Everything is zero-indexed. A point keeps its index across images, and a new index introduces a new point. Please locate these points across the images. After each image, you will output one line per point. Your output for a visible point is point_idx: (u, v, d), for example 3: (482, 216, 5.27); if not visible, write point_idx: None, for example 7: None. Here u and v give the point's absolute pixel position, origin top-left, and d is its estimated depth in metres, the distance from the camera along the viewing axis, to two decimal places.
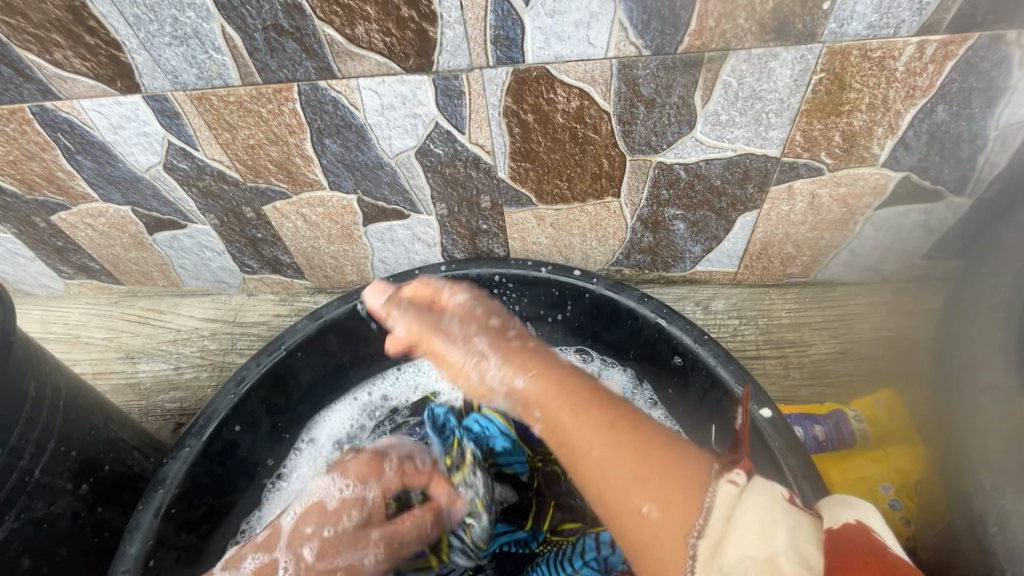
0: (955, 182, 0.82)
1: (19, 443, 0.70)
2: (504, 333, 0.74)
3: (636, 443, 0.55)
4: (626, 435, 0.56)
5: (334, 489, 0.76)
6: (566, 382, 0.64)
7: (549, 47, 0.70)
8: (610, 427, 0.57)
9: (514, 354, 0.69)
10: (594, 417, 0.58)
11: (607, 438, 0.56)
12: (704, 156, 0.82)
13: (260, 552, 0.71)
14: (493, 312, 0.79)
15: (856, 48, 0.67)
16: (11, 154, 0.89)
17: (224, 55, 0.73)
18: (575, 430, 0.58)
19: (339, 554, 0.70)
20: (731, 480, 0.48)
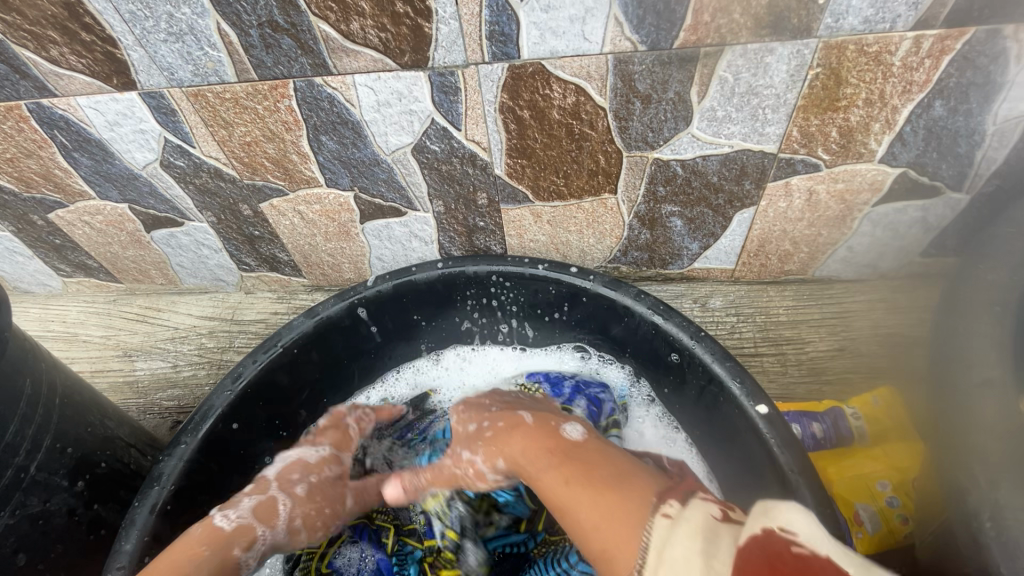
0: (953, 178, 0.82)
1: (15, 439, 0.70)
2: (469, 429, 0.70)
3: (589, 488, 0.53)
4: (582, 481, 0.54)
5: (313, 449, 0.83)
6: (539, 448, 0.60)
7: (544, 43, 0.70)
8: (566, 481, 0.55)
9: (491, 446, 0.65)
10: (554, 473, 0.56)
11: (567, 491, 0.54)
12: (701, 152, 0.82)
13: (253, 494, 0.74)
14: (475, 409, 0.74)
15: (852, 43, 0.67)
16: (8, 151, 0.89)
17: (219, 51, 0.73)
18: (547, 486, 0.57)
19: (323, 498, 0.77)
20: (665, 514, 0.46)
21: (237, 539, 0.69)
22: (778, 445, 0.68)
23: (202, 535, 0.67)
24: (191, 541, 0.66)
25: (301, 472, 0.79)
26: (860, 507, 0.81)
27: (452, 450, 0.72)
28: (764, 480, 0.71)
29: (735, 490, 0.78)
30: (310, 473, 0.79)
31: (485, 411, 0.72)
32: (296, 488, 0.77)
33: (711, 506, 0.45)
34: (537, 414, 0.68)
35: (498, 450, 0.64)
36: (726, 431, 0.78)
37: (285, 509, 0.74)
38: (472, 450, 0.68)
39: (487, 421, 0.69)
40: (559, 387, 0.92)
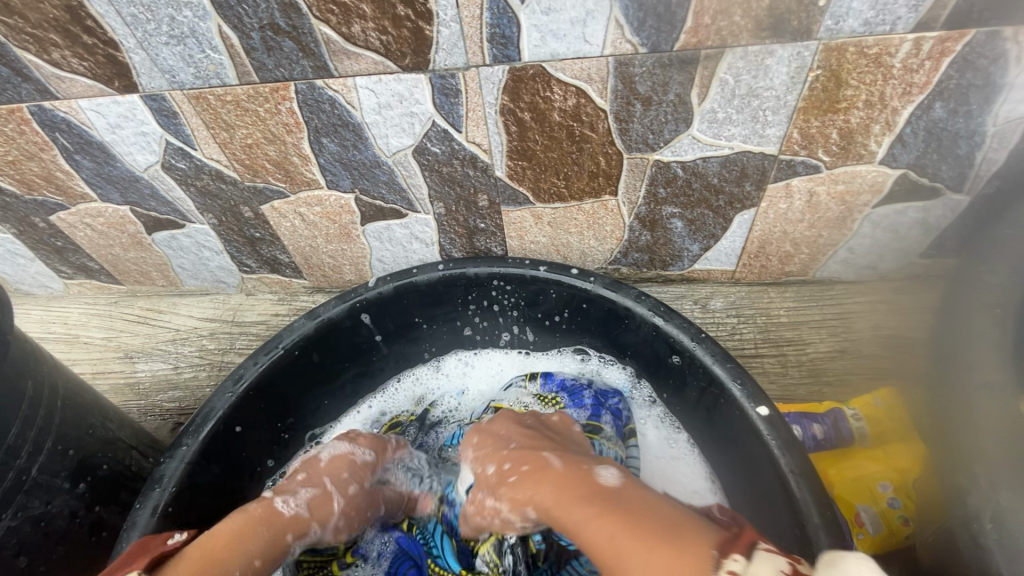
0: (954, 179, 0.82)
1: (17, 441, 0.70)
2: (488, 471, 0.67)
3: (637, 539, 0.47)
4: (629, 531, 0.49)
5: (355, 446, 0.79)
6: (574, 496, 0.55)
7: (545, 45, 0.70)
8: (610, 531, 0.49)
9: (518, 493, 0.61)
10: (598, 522, 0.50)
11: (612, 541, 0.49)
12: (701, 153, 0.82)
13: (308, 486, 0.73)
14: (493, 442, 0.71)
15: (852, 45, 0.67)
16: (10, 153, 0.89)
17: (221, 54, 0.73)
18: (587, 539, 0.51)
19: (365, 497, 0.76)
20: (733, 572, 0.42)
21: (290, 527, 0.67)
22: (779, 447, 0.68)
23: (262, 517, 0.66)
24: (252, 519, 0.65)
25: (348, 471, 0.76)
26: (861, 509, 0.81)
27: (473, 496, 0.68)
28: (764, 482, 0.71)
29: (735, 492, 0.79)
30: (361, 475, 0.76)
31: (503, 449, 0.68)
32: (348, 489, 0.74)
33: (779, 560, 0.42)
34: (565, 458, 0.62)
35: (525, 498, 0.60)
36: (726, 434, 0.78)
37: (338, 504, 0.73)
38: (497, 499, 0.64)
39: (508, 460, 0.66)
40: (579, 398, 0.89)
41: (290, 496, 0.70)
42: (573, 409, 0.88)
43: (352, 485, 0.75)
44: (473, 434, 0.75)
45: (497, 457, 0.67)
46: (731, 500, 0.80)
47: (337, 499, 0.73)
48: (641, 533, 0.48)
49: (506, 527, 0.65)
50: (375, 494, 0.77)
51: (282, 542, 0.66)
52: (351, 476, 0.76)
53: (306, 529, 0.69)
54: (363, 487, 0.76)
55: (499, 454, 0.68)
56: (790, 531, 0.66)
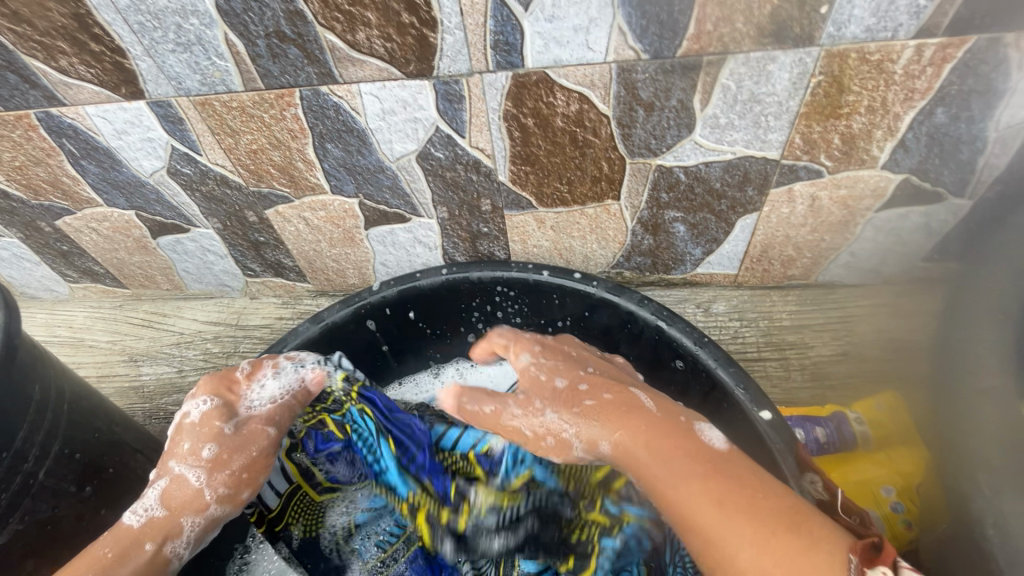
0: (955, 184, 0.82)
1: (24, 445, 0.70)
2: (556, 387, 0.72)
3: (748, 518, 0.51)
4: (741, 510, 0.52)
5: (194, 406, 0.72)
6: (676, 457, 0.58)
7: (548, 52, 0.70)
8: (720, 503, 0.53)
9: (597, 421, 0.66)
10: (707, 497, 0.54)
11: (721, 515, 0.52)
12: (704, 158, 0.82)
13: (160, 476, 0.69)
14: (562, 368, 0.75)
15: (854, 51, 0.67)
16: (17, 159, 0.90)
17: (227, 61, 0.74)
18: (683, 499, 0.55)
19: (239, 455, 0.70)
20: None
21: (147, 535, 0.66)
22: (783, 451, 0.68)
23: (110, 539, 0.65)
24: (105, 557, 0.63)
25: (195, 433, 0.70)
26: None
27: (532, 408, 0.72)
28: None
29: None
30: (207, 437, 0.69)
31: (577, 371, 0.73)
32: (201, 456, 0.69)
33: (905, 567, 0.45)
34: (655, 401, 0.66)
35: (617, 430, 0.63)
36: (729, 439, 0.78)
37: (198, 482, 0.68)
38: (563, 416, 0.68)
39: (585, 382, 0.71)
40: None
41: (149, 509, 0.67)
42: None
43: (204, 447, 0.69)
44: (534, 346, 0.78)
45: (568, 384, 0.72)
46: None
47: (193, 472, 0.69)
48: (756, 517, 0.51)
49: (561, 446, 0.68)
50: (248, 436, 0.71)
51: (155, 554, 0.66)
52: (208, 442, 0.69)
53: (180, 524, 0.68)
54: (217, 445, 0.69)
55: (568, 380, 0.72)
56: None
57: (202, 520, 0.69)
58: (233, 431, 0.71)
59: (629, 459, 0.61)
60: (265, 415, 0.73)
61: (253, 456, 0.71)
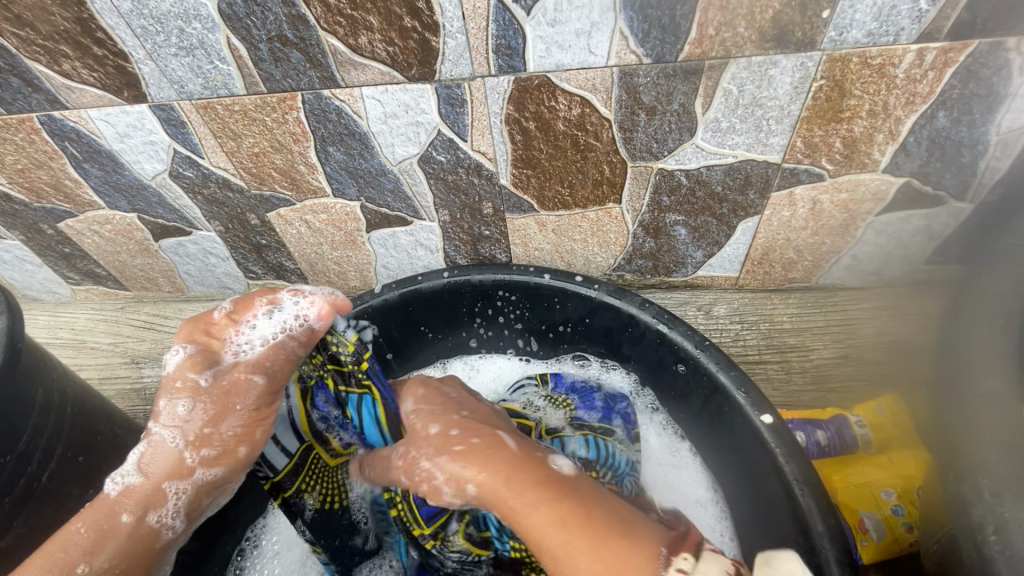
0: (956, 188, 0.82)
1: (28, 448, 0.70)
2: (431, 432, 0.62)
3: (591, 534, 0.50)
4: (586, 530, 0.50)
5: (173, 358, 0.66)
6: (518, 475, 0.54)
7: (550, 56, 0.70)
8: (563, 522, 0.51)
9: (461, 460, 0.57)
10: (550, 509, 0.52)
11: (565, 542, 0.49)
12: (705, 162, 0.82)
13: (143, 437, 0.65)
14: (442, 409, 0.66)
15: (856, 55, 0.67)
16: (20, 162, 0.90)
17: (229, 65, 0.74)
18: (528, 522, 0.52)
19: (222, 407, 0.65)
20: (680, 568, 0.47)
21: (125, 505, 0.62)
22: (783, 454, 0.68)
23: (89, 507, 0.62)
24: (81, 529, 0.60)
25: (171, 387, 0.65)
26: (864, 515, 0.81)
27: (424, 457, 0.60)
28: (768, 489, 0.71)
29: (738, 498, 0.80)
30: (183, 391, 0.64)
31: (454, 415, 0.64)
32: (174, 412, 0.64)
33: (724, 560, 0.49)
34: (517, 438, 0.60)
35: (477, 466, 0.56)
36: (730, 442, 0.78)
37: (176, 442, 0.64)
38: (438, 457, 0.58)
39: (458, 426, 0.62)
40: (590, 400, 0.89)
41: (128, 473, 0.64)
42: (584, 410, 0.88)
43: (177, 404, 0.64)
44: (419, 392, 0.72)
45: (441, 430, 0.62)
46: (733, 506, 0.81)
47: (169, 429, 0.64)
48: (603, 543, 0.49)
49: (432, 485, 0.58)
50: (229, 387, 0.65)
51: (137, 526, 0.62)
52: (180, 397, 0.64)
53: (163, 492, 0.63)
54: (192, 400, 0.64)
55: (441, 428, 0.62)
56: (794, 538, 0.67)
57: (187, 486, 0.65)
58: (210, 381, 0.65)
59: (485, 491, 0.54)
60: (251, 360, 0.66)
61: (237, 407, 0.66)
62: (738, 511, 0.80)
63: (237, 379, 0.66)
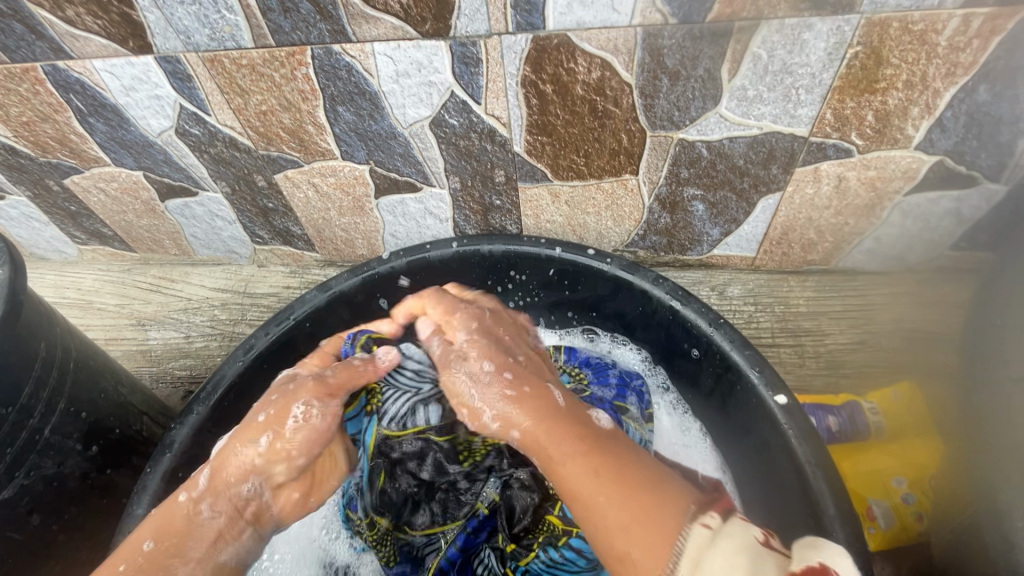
0: (992, 168, 0.78)
1: (30, 401, 0.70)
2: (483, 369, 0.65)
3: (617, 484, 0.50)
4: (625, 480, 0.50)
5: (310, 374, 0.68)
6: (558, 421, 0.57)
7: (571, 13, 0.67)
8: (597, 471, 0.51)
9: (515, 404, 0.60)
10: (553, 430, 0.56)
11: (599, 479, 0.50)
12: (728, 133, 0.79)
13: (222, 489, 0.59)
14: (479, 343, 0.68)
15: (896, 20, 0.63)
16: (24, 114, 0.88)
17: (237, 15, 0.71)
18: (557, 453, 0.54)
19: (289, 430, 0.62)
20: (706, 523, 0.45)
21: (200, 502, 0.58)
22: (796, 436, 0.67)
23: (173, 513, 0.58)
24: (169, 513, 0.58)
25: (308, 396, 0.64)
26: (873, 503, 0.80)
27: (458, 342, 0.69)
28: (777, 470, 0.70)
29: (745, 478, 0.78)
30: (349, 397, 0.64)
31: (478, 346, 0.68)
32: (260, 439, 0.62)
33: (754, 528, 0.45)
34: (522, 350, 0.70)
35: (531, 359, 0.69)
36: (741, 423, 0.77)
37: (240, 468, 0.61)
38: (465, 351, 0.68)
39: (509, 369, 0.64)
40: (604, 376, 0.86)
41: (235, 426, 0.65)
42: (598, 386, 0.84)
43: (261, 412, 0.63)
44: (472, 325, 0.72)
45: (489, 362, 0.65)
46: (741, 487, 0.79)
47: (202, 492, 0.59)
48: (626, 486, 0.50)
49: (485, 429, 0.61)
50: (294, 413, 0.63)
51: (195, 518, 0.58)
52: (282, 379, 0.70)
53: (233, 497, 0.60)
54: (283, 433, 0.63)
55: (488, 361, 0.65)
56: (804, 522, 0.65)
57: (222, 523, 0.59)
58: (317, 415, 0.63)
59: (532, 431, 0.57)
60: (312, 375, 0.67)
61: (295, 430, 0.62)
62: (745, 491, 0.79)
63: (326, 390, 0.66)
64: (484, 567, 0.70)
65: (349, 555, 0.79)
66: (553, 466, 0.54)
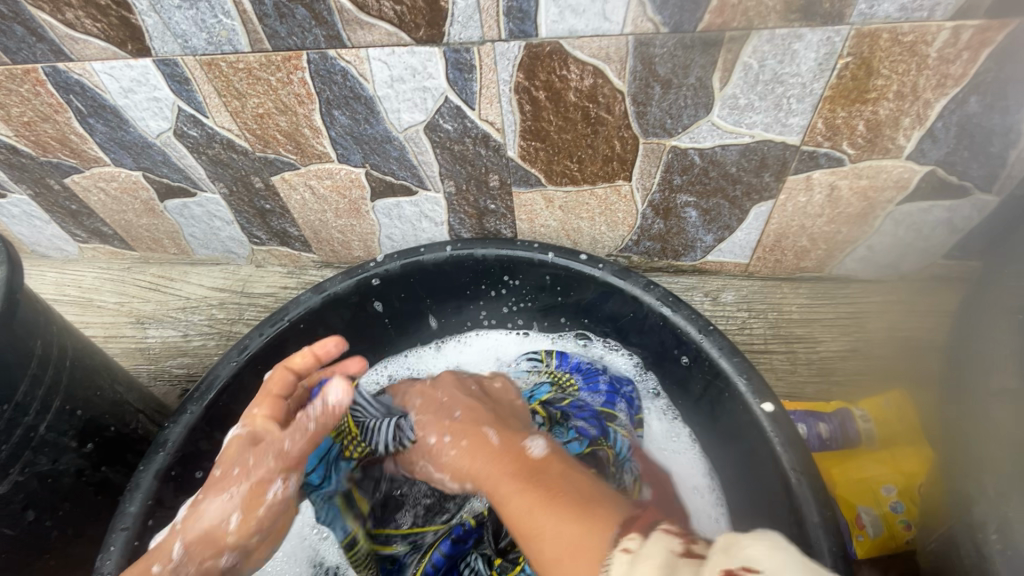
0: (983, 179, 0.78)
1: (25, 399, 0.71)
2: (429, 442, 0.67)
3: (550, 516, 0.50)
4: (558, 511, 0.50)
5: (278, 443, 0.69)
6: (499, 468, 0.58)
7: (563, 21, 0.67)
8: (531, 508, 0.51)
9: (460, 457, 0.62)
10: (493, 472, 0.57)
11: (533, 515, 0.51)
12: (721, 141, 0.79)
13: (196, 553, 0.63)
14: (432, 409, 0.70)
15: (886, 31, 0.64)
16: (25, 114, 0.90)
17: (233, 19, 0.72)
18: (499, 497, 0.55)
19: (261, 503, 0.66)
20: (624, 546, 0.43)
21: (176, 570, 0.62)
22: (782, 444, 0.67)
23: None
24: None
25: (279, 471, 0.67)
26: (862, 511, 0.81)
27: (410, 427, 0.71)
28: (763, 477, 0.70)
29: (734, 484, 0.79)
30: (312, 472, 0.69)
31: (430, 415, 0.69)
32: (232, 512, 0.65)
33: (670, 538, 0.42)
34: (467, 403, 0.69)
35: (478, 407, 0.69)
36: (729, 429, 0.77)
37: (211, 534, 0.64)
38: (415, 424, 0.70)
39: (449, 432, 0.65)
40: (594, 382, 0.87)
41: (199, 495, 0.66)
42: (588, 393, 0.86)
43: (228, 488, 0.65)
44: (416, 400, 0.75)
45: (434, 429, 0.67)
46: (729, 494, 0.80)
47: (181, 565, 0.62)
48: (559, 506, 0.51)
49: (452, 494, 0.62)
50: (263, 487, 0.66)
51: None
52: (242, 445, 0.69)
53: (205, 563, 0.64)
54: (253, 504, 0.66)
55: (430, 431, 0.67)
56: (787, 529, 0.66)
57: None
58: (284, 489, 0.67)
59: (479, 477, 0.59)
60: (269, 445, 0.68)
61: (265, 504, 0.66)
62: (733, 497, 0.79)
63: (283, 455, 0.67)
64: (471, 569, 0.71)
65: (337, 556, 0.80)
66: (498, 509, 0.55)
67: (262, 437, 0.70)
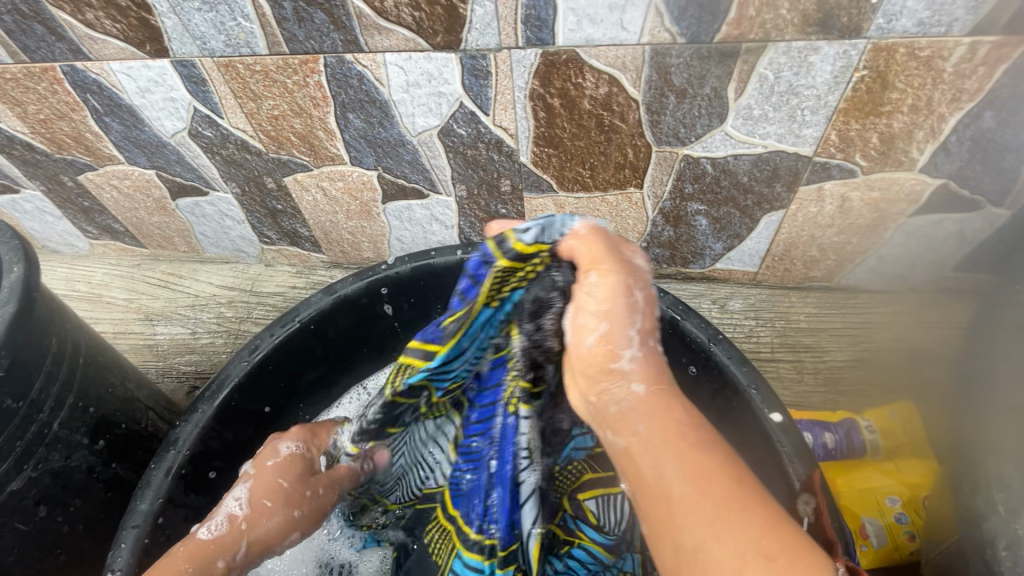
0: (995, 193, 0.79)
1: (40, 396, 0.71)
2: (637, 307, 0.53)
3: (750, 501, 0.42)
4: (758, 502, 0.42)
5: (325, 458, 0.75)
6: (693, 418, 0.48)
7: (580, 30, 0.68)
8: (728, 477, 0.43)
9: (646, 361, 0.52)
10: (677, 415, 0.48)
11: (726, 492, 0.42)
12: (733, 151, 0.79)
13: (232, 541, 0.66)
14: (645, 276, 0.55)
15: (903, 46, 0.64)
16: (42, 112, 0.90)
17: (252, 22, 0.72)
18: (677, 448, 0.45)
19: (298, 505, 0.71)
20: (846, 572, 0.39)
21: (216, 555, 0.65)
22: (789, 454, 0.68)
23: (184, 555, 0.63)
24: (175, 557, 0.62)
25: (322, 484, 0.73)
26: (866, 521, 0.80)
27: (629, 273, 0.54)
28: (771, 487, 0.70)
29: None
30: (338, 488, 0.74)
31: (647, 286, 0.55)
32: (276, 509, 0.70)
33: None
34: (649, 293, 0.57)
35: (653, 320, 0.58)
36: (737, 439, 0.77)
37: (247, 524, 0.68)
38: (630, 289, 0.53)
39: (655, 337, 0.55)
40: None
41: (254, 498, 0.70)
42: None
43: (297, 508, 0.71)
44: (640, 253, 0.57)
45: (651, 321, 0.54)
46: None
47: (236, 568, 0.66)
48: (750, 504, 0.41)
49: (606, 373, 0.52)
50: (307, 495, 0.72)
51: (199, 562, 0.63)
52: (304, 465, 0.73)
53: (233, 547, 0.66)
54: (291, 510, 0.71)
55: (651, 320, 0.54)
56: None
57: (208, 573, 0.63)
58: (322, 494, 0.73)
59: (649, 408, 0.49)
60: (335, 477, 0.74)
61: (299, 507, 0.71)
62: None
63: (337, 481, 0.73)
64: None
65: (348, 554, 0.82)
66: (665, 455, 0.45)
67: (321, 463, 0.75)
